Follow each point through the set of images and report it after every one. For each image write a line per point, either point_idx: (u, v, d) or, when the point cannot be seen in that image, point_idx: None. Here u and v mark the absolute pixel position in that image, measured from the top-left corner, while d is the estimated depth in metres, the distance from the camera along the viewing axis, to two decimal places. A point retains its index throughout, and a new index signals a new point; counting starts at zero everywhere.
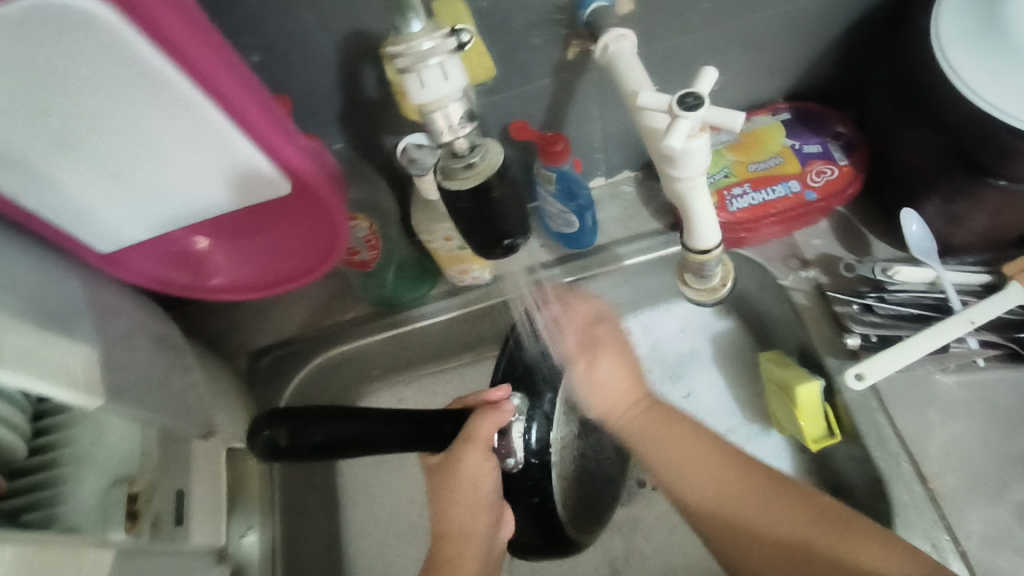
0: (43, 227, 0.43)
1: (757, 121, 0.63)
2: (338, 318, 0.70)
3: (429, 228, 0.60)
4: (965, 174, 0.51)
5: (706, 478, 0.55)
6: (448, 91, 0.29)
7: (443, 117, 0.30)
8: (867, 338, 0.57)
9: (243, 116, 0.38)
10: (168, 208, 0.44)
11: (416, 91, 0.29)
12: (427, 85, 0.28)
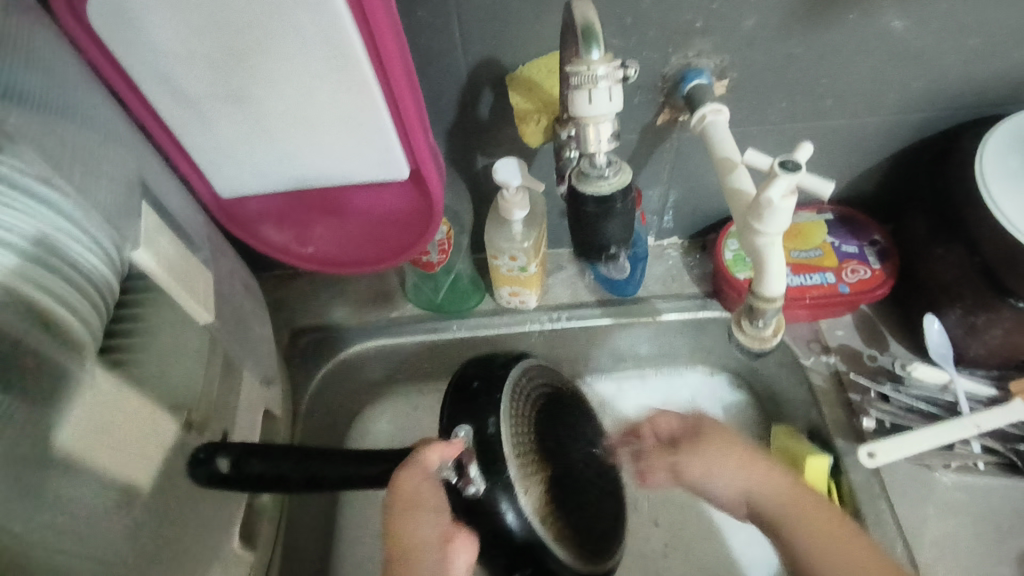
0: (184, 161, 0.48)
1: (803, 216, 0.71)
2: (383, 314, 0.74)
3: (498, 246, 0.65)
4: (992, 293, 0.56)
5: (815, 536, 0.52)
6: (604, 113, 0.37)
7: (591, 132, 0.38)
8: (881, 422, 0.61)
9: (392, 92, 0.44)
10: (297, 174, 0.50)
11: (583, 106, 0.37)
12: (594, 103, 0.36)
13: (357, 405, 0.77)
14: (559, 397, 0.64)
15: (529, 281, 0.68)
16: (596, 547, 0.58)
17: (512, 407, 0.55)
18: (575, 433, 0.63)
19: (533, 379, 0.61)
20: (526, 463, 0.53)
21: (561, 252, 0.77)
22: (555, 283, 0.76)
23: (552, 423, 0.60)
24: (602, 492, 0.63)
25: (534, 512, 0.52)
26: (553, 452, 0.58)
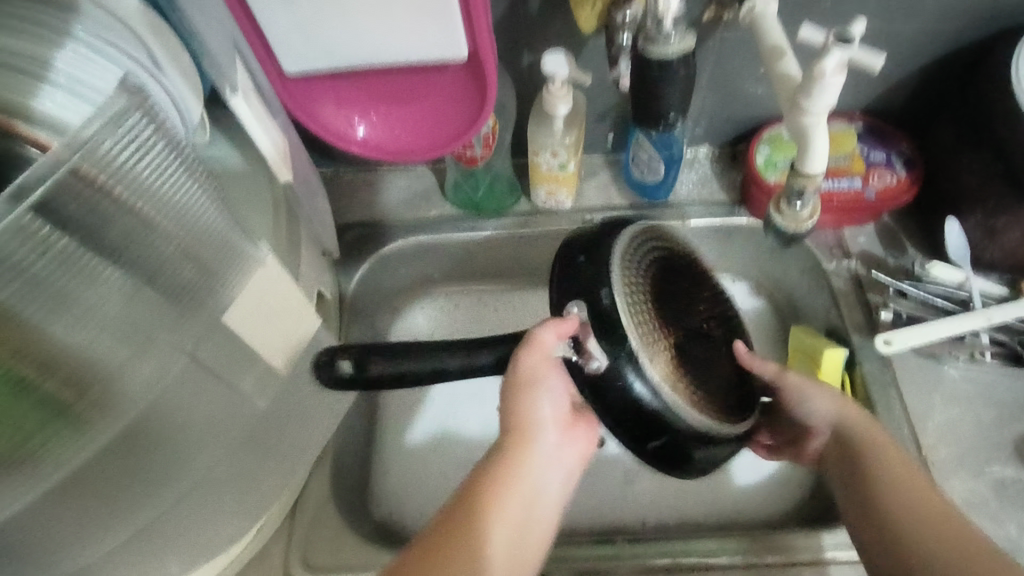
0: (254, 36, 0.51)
1: (834, 123, 0.72)
2: (423, 215, 0.77)
3: (540, 142, 0.67)
4: (1015, 191, 0.59)
5: (918, 519, 0.49)
6: None
7: None
8: (898, 316, 0.65)
9: None
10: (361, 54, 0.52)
11: None
12: None
13: (396, 302, 0.82)
14: (674, 261, 0.54)
15: (566, 180, 0.71)
16: (731, 408, 0.51)
17: (624, 273, 0.48)
18: (692, 300, 0.52)
19: (639, 243, 0.51)
20: (645, 333, 0.47)
21: (593, 157, 0.80)
22: (587, 187, 0.78)
23: (667, 294, 0.50)
24: (721, 361, 0.53)
25: (665, 382, 0.46)
26: (671, 322, 0.49)
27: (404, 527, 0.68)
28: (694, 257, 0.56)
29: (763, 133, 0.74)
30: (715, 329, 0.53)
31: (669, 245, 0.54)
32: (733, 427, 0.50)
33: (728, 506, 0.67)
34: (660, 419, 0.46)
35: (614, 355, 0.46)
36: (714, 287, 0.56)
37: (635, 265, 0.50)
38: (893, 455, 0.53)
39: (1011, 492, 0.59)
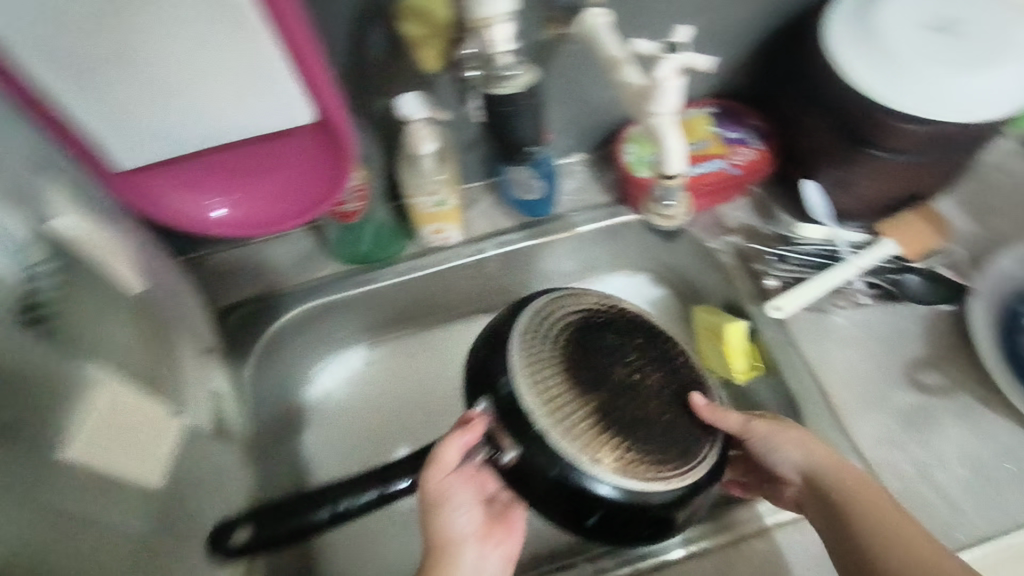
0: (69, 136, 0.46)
1: (688, 113, 0.76)
2: (311, 277, 0.74)
3: (416, 184, 0.66)
4: (850, 146, 0.63)
5: (885, 534, 0.48)
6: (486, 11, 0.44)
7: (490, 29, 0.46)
8: (783, 280, 0.70)
9: (286, 26, 0.43)
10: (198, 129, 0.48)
11: None
12: None
13: (302, 371, 0.78)
14: (587, 324, 0.53)
15: (448, 215, 0.70)
16: (678, 457, 0.49)
17: (524, 356, 0.49)
18: (620, 356, 0.51)
19: (545, 320, 0.52)
20: (554, 410, 0.47)
21: (472, 185, 0.79)
22: (472, 216, 0.78)
23: (585, 359, 0.50)
24: (666, 409, 0.51)
25: (597, 460, 0.46)
26: (591, 388, 0.49)
27: None
28: (612, 308, 0.56)
29: (627, 133, 0.76)
30: (653, 379, 0.52)
31: (588, 311, 0.55)
32: (679, 477, 0.48)
33: None
34: (590, 492, 0.46)
35: (520, 447, 0.47)
36: (648, 336, 0.55)
37: (539, 345, 0.50)
38: (868, 494, 0.51)
39: (911, 418, 0.64)
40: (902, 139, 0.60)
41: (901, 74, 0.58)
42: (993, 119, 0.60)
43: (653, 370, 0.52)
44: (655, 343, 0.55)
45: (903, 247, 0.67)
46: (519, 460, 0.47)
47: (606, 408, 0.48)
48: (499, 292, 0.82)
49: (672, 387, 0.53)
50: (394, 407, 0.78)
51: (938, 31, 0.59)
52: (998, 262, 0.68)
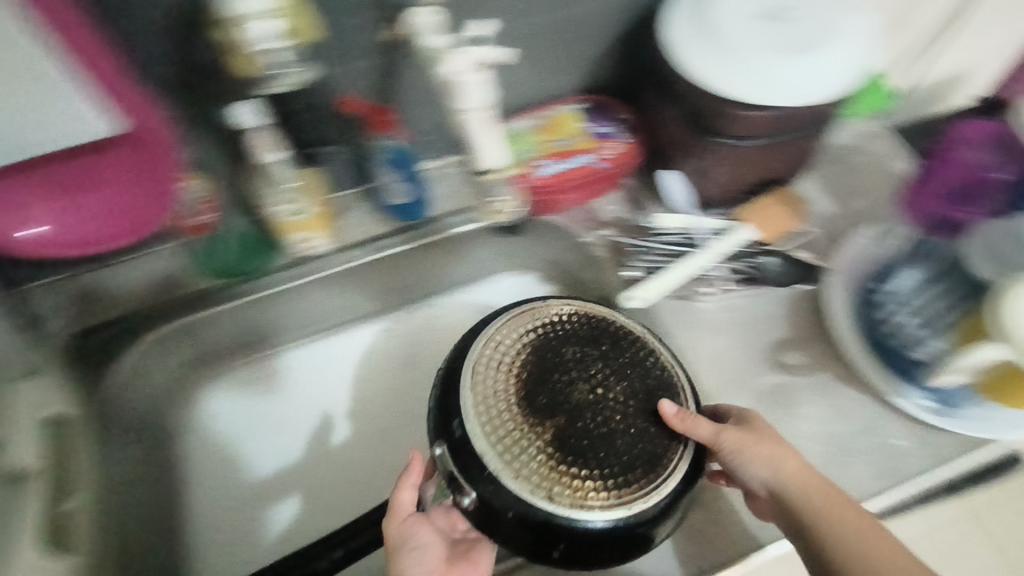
0: None
1: (557, 109, 0.76)
2: (175, 295, 0.71)
3: (270, 197, 0.63)
4: (699, 136, 0.64)
5: (870, 546, 0.50)
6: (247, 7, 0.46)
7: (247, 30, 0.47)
8: (644, 270, 0.70)
9: None
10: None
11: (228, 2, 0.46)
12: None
13: (176, 392, 0.75)
14: (532, 346, 0.55)
15: (313, 225, 0.68)
16: (645, 473, 0.50)
17: (475, 393, 0.52)
18: (577, 375, 0.53)
19: (499, 351, 0.55)
20: (507, 448, 0.49)
21: (346, 192, 0.78)
22: (347, 223, 0.77)
23: (537, 387, 0.52)
24: (630, 422, 0.51)
25: (545, 493, 0.48)
26: (546, 419, 0.51)
27: None
28: (571, 319, 0.57)
29: None
30: (616, 392, 0.53)
31: (544, 330, 0.56)
32: (644, 500, 0.49)
33: None
34: (553, 524, 0.48)
35: (477, 490, 0.49)
36: (612, 343, 0.56)
37: (492, 378, 0.53)
38: (827, 502, 0.52)
39: (773, 398, 0.65)
40: (741, 125, 0.61)
41: (733, 62, 0.58)
42: (830, 101, 0.60)
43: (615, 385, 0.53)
44: (622, 353, 0.56)
45: (761, 232, 0.69)
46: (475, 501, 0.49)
47: (565, 443, 0.50)
48: (382, 294, 0.82)
49: (642, 398, 0.53)
50: (276, 423, 0.76)
51: (771, 19, 0.59)
52: (856, 237, 0.70)
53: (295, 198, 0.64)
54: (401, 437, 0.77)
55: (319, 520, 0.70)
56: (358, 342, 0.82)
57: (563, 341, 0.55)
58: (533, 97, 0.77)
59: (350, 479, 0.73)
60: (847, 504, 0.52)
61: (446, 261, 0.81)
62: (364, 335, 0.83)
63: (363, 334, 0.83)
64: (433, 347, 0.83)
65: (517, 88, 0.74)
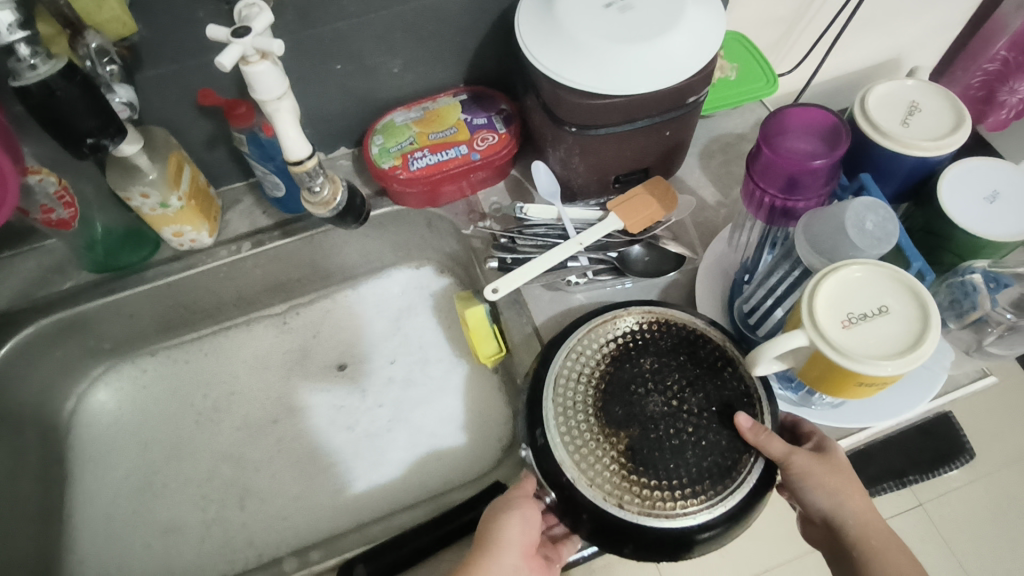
0: None
1: (439, 102, 0.77)
2: (55, 289, 0.72)
3: (127, 187, 0.65)
4: (555, 127, 0.64)
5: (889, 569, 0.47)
6: None
7: None
8: (504, 260, 0.69)
9: None
10: None
11: None
12: None
13: (65, 386, 0.77)
14: (629, 364, 0.56)
15: (183, 216, 0.69)
16: (717, 483, 0.50)
17: (556, 404, 0.54)
18: (652, 387, 0.55)
19: (578, 362, 0.57)
20: (581, 457, 0.52)
21: (234, 185, 0.79)
22: (233, 216, 0.78)
23: (614, 398, 0.54)
24: (706, 434, 0.52)
25: (663, 511, 0.49)
26: (618, 429, 0.53)
27: None
28: (672, 334, 0.58)
29: (378, 125, 0.76)
30: (692, 403, 0.53)
31: (625, 340, 0.58)
32: (708, 509, 0.49)
33: (437, 480, 0.73)
34: (622, 529, 0.49)
35: (555, 491, 0.51)
36: (691, 353, 0.56)
37: (573, 390, 0.55)
38: (869, 526, 0.49)
39: None
40: (588, 114, 0.61)
41: (571, 52, 0.58)
42: (679, 89, 0.60)
43: (668, 387, 0.54)
44: (646, 351, 0.57)
45: (627, 223, 0.67)
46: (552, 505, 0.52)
47: (607, 441, 0.52)
48: (275, 290, 0.83)
49: (672, 394, 0.54)
50: (163, 418, 0.77)
51: (614, 10, 0.59)
52: (724, 231, 0.71)
53: (155, 192, 0.66)
54: (284, 428, 0.76)
55: (196, 513, 0.71)
56: (251, 333, 0.82)
57: (641, 355, 0.57)
58: (415, 89, 0.77)
59: (232, 471, 0.74)
60: (871, 511, 0.50)
61: (339, 252, 0.82)
62: (259, 326, 0.83)
63: (258, 325, 0.83)
64: (326, 340, 0.82)
65: (396, 80, 0.75)
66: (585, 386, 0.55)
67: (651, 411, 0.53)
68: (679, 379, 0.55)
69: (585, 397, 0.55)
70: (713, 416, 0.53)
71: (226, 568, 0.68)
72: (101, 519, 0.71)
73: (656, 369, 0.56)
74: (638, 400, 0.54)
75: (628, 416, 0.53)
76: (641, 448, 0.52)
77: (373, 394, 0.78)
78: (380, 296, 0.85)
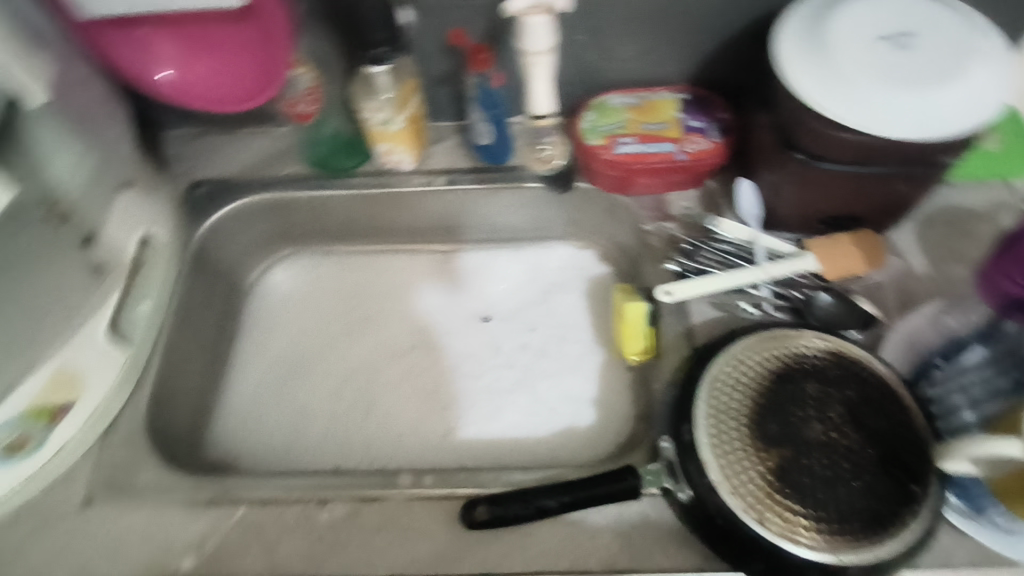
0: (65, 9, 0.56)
1: (659, 94, 0.76)
2: (274, 172, 0.81)
3: (365, 103, 0.70)
4: (782, 148, 0.62)
5: None
6: None
7: None
8: (685, 267, 0.67)
9: None
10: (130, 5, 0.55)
11: None
12: None
13: (255, 257, 0.86)
14: (792, 384, 0.56)
15: (398, 137, 0.74)
16: (865, 528, 0.50)
17: (710, 405, 0.55)
18: (813, 413, 0.54)
19: (739, 370, 0.57)
20: (727, 464, 0.53)
21: (444, 123, 0.84)
22: (436, 151, 0.82)
23: (770, 415, 0.55)
24: (863, 477, 0.52)
25: (804, 538, 0.49)
26: (769, 446, 0.53)
27: (235, 466, 0.74)
28: (842, 366, 0.57)
29: (593, 101, 0.77)
30: (852, 441, 0.53)
31: (790, 359, 0.58)
32: (853, 553, 0.49)
33: (544, 452, 0.74)
34: (757, 544, 0.50)
35: (693, 488, 0.53)
36: (859, 390, 0.56)
37: (728, 396, 0.56)
38: None
39: None
40: (831, 145, 0.58)
41: (833, 77, 0.55)
42: (937, 144, 0.55)
43: (828, 417, 0.54)
44: (813, 375, 0.57)
45: (822, 266, 0.64)
46: (685, 501, 0.54)
47: (758, 454, 0.53)
48: (444, 231, 0.87)
49: (833, 426, 0.54)
50: (322, 312, 0.84)
51: (892, 44, 0.55)
52: (928, 307, 0.64)
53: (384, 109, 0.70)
54: (422, 355, 0.81)
55: (329, 404, 0.78)
56: (415, 260, 0.88)
57: (806, 377, 0.56)
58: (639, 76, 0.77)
59: (366, 378, 0.79)
60: None
61: (515, 212, 0.84)
62: (423, 257, 0.88)
63: (423, 255, 0.88)
64: (477, 289, 0.85)
65: (627, 64, 0.74)
66: (740, 395, 0.56)
67: (807, 436, 0.53)
68: (842, 414, 0.54)
69: (740, 405, 0.55)
70: (873, 461, 0.52)
71: (341, 460, 0.74)
72: (251, 380, 0.79)
73: (820, 397, 0.55)
74: (796, 423, 0.54)
75: (782, 434, 0.54)
76: (791, 470, 0.52)
77: (508, 353, 0.81)
78: (541, 262, 0.87)
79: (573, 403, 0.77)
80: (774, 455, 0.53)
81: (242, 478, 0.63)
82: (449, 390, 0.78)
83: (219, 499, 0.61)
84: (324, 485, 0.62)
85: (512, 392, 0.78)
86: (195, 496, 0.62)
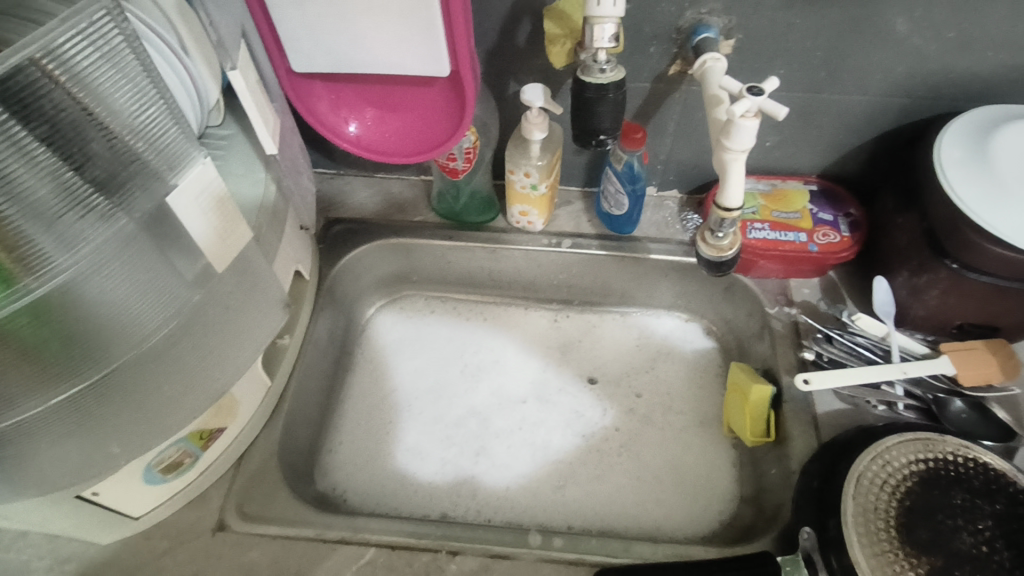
0: (280, 61, 0.61)
1: (789, 184, 0.80)
2: (408, 218, 0.85)
3: (516, 162, 0.74)
4: (932, 255, 0.64)
5: None
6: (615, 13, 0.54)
7: (599, 29, 0.55)
8: (819, 354, 0.70)
9: (451, 23, 0.55)
10: (344, 64, 0.59)
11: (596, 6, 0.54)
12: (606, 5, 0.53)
13: (375, 294, 0.89)
14: (939, 492, 0.57)
15: (538, 201, 0.77)
16: None
17: (857, 503, 0.56)
18: (963, 524, 0.55)
19: (884, 469, 0.58)
20: (877, 564, 0.53)
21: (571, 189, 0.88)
22: (562, 213, 0.86)
23: (919, 520, 0.55)
24: None
25: None
26: (920, 551, 0.54)
27: (343, 500, 0.74)
28: (989, 480, 0.58)
29: None
30: (1005, 557, 0.53)
31: (936, 465, 0.58)
32: None
33: (650, 522, 0.73)
34: None
35: None
36: (1009, 505, 0.56)
37: (875, 495, 0.57)
38: None
39: None
40: (987, 261, 0.59)
41: (1001, 197, 0.57)
42: None
43: (977, 529, 0.55)
44: (960, 484, 0.57)
45: (960, 370, 0.65)
46: None
47: (908, 559, 0.54)
48: (557, 288, 0.90)
49: (984, 539, 0.54)
50: (435, 357, 0.86)
51: None
52: None
53: (535, 173, 0.74)
54: (531, 409, 0.82)
55: (437, 449, 0.79)
56: (524, 315, 0.90)
57: (953, 486, 0.57)
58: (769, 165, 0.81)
59: (477, 427, 0.81)
60: None
61: (630, 280, 0.87)
62: (532, 311, 0.91)
63: (532, 310, 0.91)
64: (585, 351, 0.87)
65: (763, 152, 0.78)
66: (886, 494, 0.57)
67: (958, 546, 0.54)
68: (992, 528, 0.55)
69: (886, 505, 0.56)
70: None
71: (448, 507, 0.74)
72: (362, 415, 0.81)
73: (969, 507, 0.56)
74: (945, 532, 0.55)
75: (932, 541, 0.54)
76: None
77: (615, 416, 0.82)
78: (649, 329, 0.89)
79: (679, 475, 0.77)
80: (925, 561, 0.53)
81: (370, 520, 0.64)
82: (557, 447, 0.79)
83: (348, 538, 0.62)
84: (453, 536, 0.63)
85: (619, 456, 0.78)
86: (323, 533, 0.62)
